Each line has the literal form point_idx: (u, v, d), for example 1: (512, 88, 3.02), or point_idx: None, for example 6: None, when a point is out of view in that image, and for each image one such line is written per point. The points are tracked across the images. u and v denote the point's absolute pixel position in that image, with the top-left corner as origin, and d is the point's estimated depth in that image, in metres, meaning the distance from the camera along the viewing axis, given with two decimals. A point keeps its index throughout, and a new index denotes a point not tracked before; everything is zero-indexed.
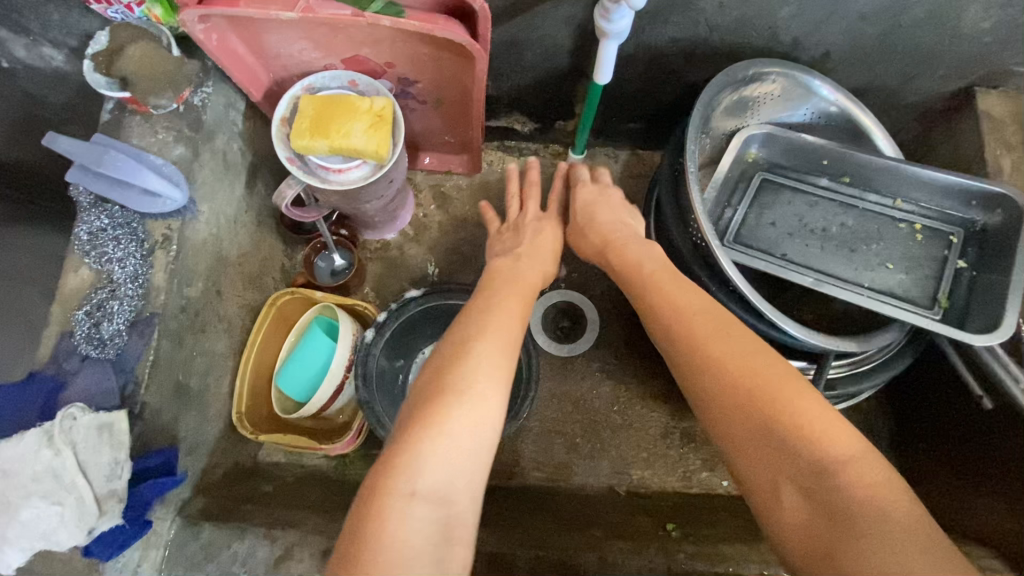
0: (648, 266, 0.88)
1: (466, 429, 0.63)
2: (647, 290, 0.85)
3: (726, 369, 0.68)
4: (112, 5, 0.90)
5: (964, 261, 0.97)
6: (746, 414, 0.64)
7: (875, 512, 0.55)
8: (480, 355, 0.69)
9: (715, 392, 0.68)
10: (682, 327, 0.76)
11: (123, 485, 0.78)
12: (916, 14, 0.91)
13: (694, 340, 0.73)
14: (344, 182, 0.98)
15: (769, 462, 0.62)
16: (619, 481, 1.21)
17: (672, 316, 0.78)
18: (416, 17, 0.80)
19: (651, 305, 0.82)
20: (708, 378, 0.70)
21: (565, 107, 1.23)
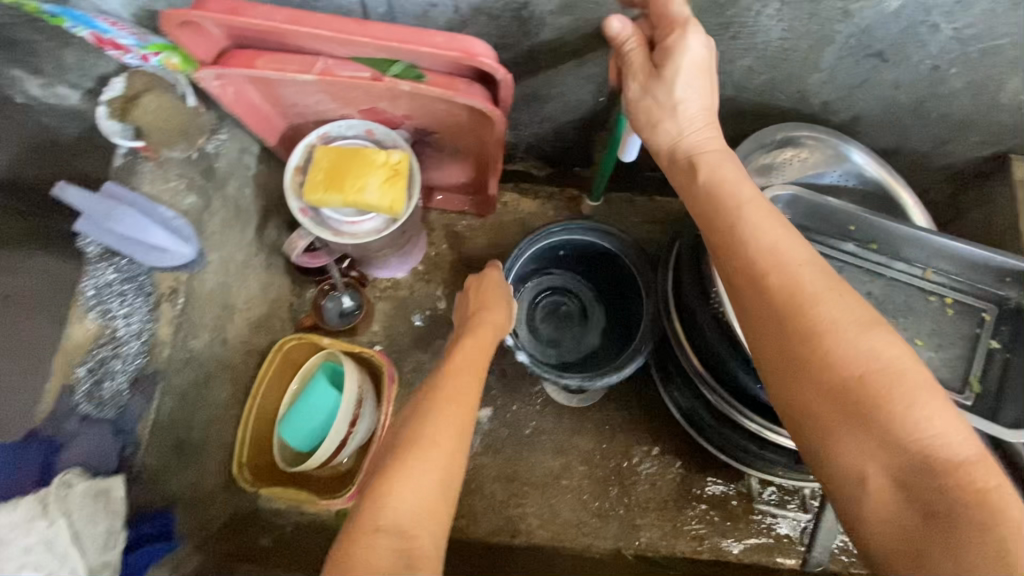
0: (740, 187, 0.67)
1: (433, 466, 0.61)
2: (730, 218, 0.65)
3: (825, 340, 0.56)
4: (128, 52, 0.87)
5: (997, 342, 0.93)
6: (841, 398, 0.55)
7: (986, 516, 0.49)
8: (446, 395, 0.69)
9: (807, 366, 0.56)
10: (782, 281, 0.59)
11: (116, 556, 0.76)
12: (953, 85, 0.88)
13: (794, 296, 0.58)
14: (355, 235, 0.96)
15: (858, 445, 0.54)
16: (626, 543, 1.18)
17: (769, 260, 0.61)
18: (437, 81, 0.79)
19: (735, 239, 0.63)
20: (800, 344, 0.57)
21: (584, 154, 1.20)
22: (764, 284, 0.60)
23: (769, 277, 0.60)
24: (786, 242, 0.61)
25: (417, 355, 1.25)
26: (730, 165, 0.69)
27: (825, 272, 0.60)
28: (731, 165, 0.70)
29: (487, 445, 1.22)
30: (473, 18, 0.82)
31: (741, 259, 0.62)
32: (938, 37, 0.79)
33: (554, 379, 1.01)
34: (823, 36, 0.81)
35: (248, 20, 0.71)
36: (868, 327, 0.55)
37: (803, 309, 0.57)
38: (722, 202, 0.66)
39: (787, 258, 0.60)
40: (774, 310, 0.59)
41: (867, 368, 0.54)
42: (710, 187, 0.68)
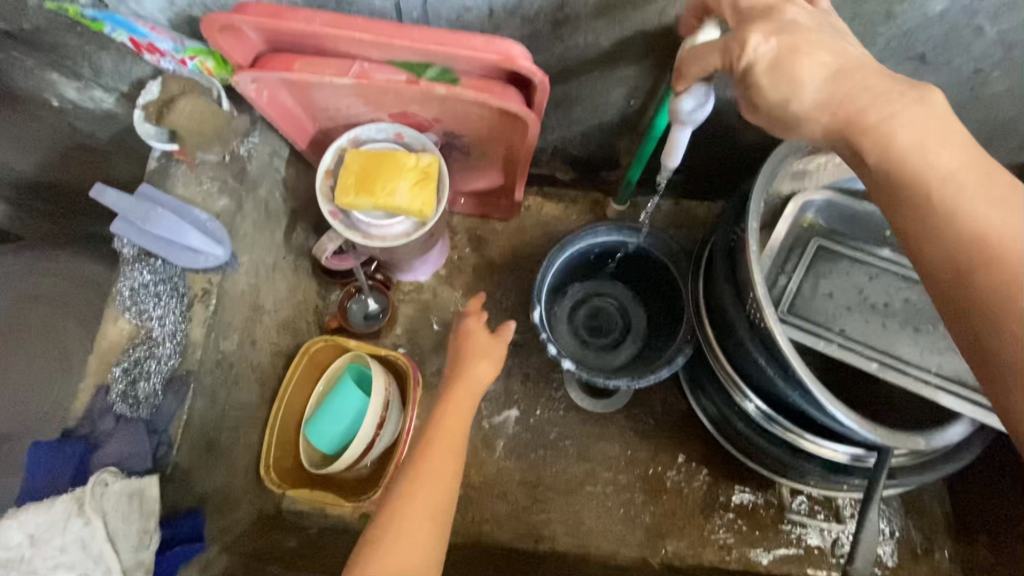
0: (928, 140, 0.52)
1: (410, 534, 0.69)
2: (919, 180, 0.52)
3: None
4: (165, 57, 0.88)
5: None
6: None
7: None
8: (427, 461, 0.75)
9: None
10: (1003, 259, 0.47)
11: (150, 555, 0.77)
12: (995, 89, 0.86)
13: (1007, 270, 0.47)
14: (385, 238, 0.97)
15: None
16: (652, 551, 1.16)
17: (984, 233, 0.48)
18: (472, 85, 0.79)
19: (925, 211, 0.51)
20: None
21: (611, 158, 1.19)
22: (966, 262, 0.49)
23: (971, 248, 0.49)
24: (1001, 216, 0.49)
25: (441, 359, 1.25)
26: (906, 112, 0.54)
27: None
28: (909, 111, 0.54)
29: (511, 450, 1.21)
30: (507, 22, 0.82)
31: (941, 239, 0.50)
32: (983, 40, 0.78)
33: (602, 383, 1.03)
34: (863, 39, 0.79)
35: (288, 24, 0.72)
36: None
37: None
38: (908, 163, 0.53)
39: (1006, 229, 0.48)
40: (993, 290, 0.47)
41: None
42: (882, 142, 0.54)
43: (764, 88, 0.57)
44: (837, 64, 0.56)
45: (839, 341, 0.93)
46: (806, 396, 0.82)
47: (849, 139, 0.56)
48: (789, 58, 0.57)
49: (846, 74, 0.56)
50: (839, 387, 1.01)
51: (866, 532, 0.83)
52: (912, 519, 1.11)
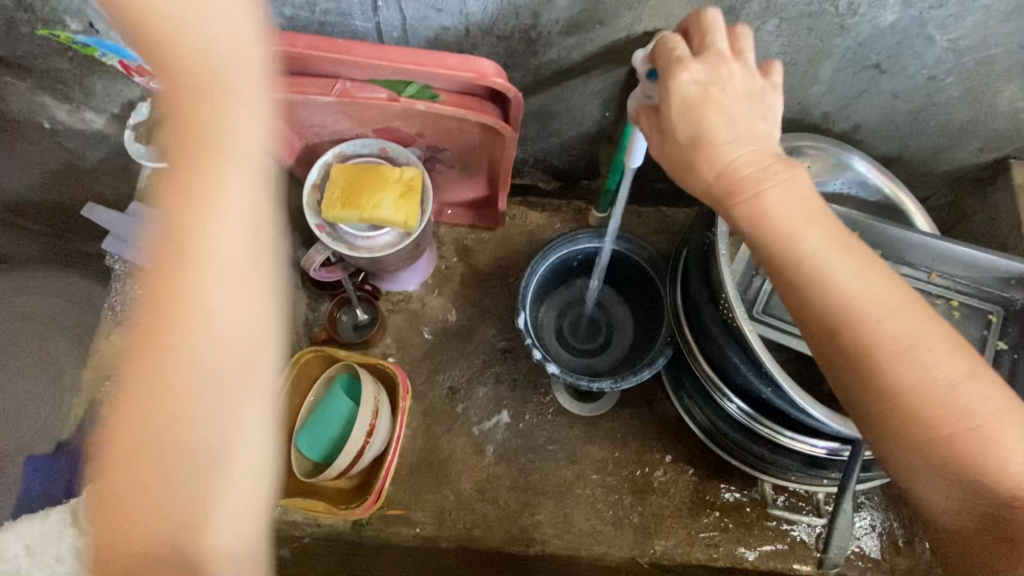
0: (788, 209, 0.58)
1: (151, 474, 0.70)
2: (783, 252, 0.57)
3: (917, 390, 0.53)
4: (152, 79, 0.91)
5: (1003, 342, 0.95)
6: (943, 449, 0.53)
7: None
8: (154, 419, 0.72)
9: (897, 417, 0.54)
10: (854, 325, 0.55)
11: None
12: (950, 93, 0.90)
13: (858, 341, 0.55)
14: (371, 248, 0.99)
15: (951, 489, 0.54)
16: (641, 551, 1.18)
17: (839, 303, 0.55)
18: (449, 101, 0.84)
19: (795, 284, 0.57)
20: (883, 396, 0.55)
21: (590, 168, 1.23)
22: (830, 327, 0.56)
23: (836, 320, 0.56)
24: (853, 282, 0.56)
25: (430, 367, 1.27)
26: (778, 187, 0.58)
27: (892, 304, 0.55)
28: (781, 182, 0.58)
29: (500, 454, 1.23)
30: (484, 40, 0.86)
31: (804, 307, 0.58)
32: (933, 48, 0.82)
33: (587, 385, 1.06)
34: (822, 50, 0.84)
35: (272, 46, 0.75)
36: (949, 375, 0.52)
37: (882, 354, 0.54)
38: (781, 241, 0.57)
39: (866, 306, 0.55)
40: (851, 356, 0.56)
41: (959, 401, 0.52)
42: (752, 212, 0.59)
43: (674, 127, 0.61)
44: (733, 132, 0.59)
45: None
46: (778, 392, 0.86)
47: (728, 212, 0.61)
48: (698, 102, 0.59)
49: (740, 139, 0.59)
50: (815, 386, 1.04)
51: (839, 522, 0.85)
52: (892, 511, 1.13)
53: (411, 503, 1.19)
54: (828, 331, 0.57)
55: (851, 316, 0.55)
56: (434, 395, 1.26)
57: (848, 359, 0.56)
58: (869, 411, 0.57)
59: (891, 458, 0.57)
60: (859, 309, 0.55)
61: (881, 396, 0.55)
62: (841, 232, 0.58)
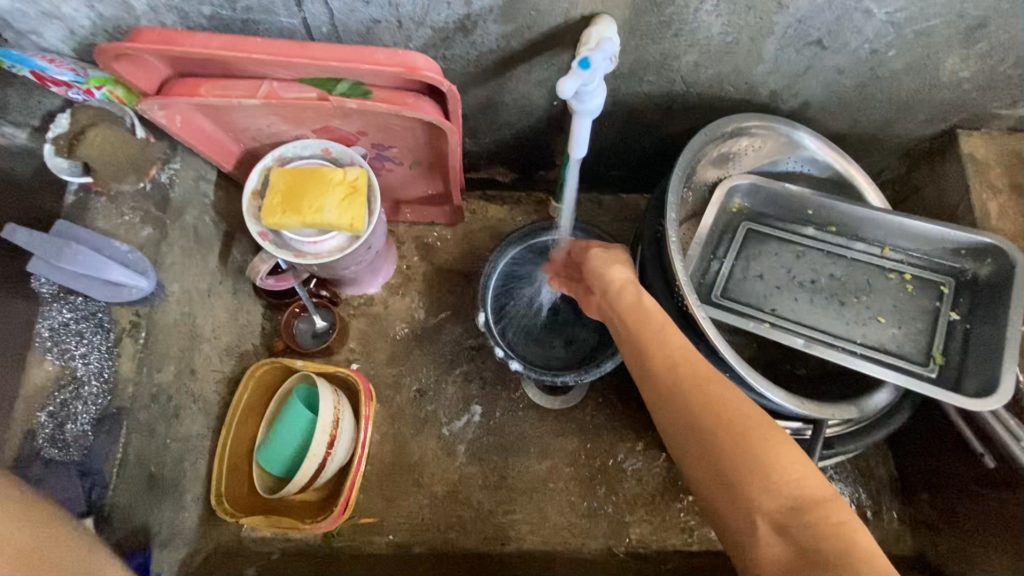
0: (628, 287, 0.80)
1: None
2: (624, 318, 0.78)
3: (716, 418, 0.66)
4: (71, 89, 0.86)
5: (956, 313, 0.96)
6: (732, 463, 0.63)
7: (836, 532, 0.57)
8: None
9: (702, 443, 0.66)
10: (665, 363, 0.72)
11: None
12: (893, 67, 0.90)
13: (673, 390, 0.70)
14: (318, 254, 0.95)
15: (749, 501, 0.61)
16: (617, 541, 1.18)
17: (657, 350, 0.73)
18: (383, 98, 0.80)
19: (636, 349, 0.76)
20: (694, 425, 0.67)
21: (546, 158, 1.20)
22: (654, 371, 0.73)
23: (661, 374, 0.72)
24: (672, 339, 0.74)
25: (395, 370, 1.24)
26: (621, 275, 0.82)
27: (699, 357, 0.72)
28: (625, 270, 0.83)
29: (471, 454, 1.21)
30: (418, 32, 0.82)
31: (638, 355, 0.75)
32: (873, 22, 0.81)
33: (551, 380, 1.05)
34: (763, 28, 0.82)
35: (187, 49, 0.72)
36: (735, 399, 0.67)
37: (692, 397, 0.68)
38: (628, 321, 0.77)
39: (678, 355, 0.73)
40: (676, 399, 0.69)
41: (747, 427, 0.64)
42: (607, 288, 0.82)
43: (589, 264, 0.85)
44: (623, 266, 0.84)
45: (770, 320, 0.97)
46: (736, 376, 0.86)
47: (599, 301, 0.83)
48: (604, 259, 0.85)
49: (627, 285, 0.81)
50: (779, 366, 1.04)
51: None
52: (860, 483, 1.14)
53: (382, 510, 1.17)
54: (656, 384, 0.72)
55: (666, 368, 0.72)
56: (401, 399, 1.23)
57: (674, 409, 0.70)
58: (685, 448, 0.69)
59: (710, 490, 0.66)
60: (676, 366, 0.71)
61: (689, 428, 0.68)
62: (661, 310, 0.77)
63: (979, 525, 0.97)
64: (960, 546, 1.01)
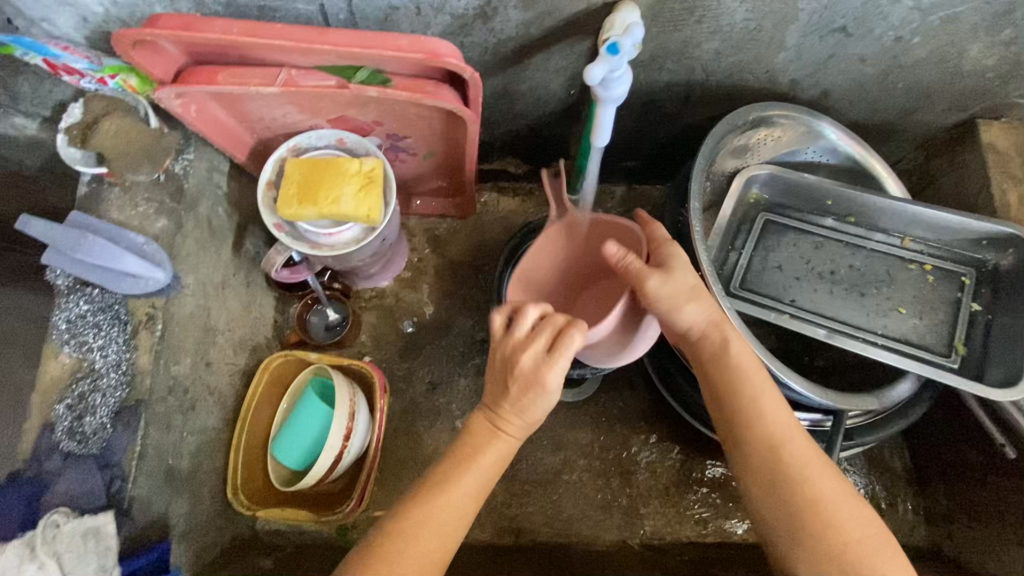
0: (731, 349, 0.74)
1: (442, 525, 0.69)
2: (730, 386, 0.73)
3: (819, 514, 0.66)
4: (84, 77, 0.85)
5: (978, 304, 0.95)
6: (827, 558, 0.64)
7: None
8: (456, 472, 0.72)
9: (798, 534, 0.66)
10: (774, 446, 0.69)
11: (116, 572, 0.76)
12: (916, 54, 0.89)
13: (788, 482, 0.67)
14: (335, 246, 0.94)
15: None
16: (631, 533, 1.17)
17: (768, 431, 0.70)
18: (403, 86, 0.79)
19: (731, 408, 0.72)
20: (794, 514, 0.66)
21: (560, 150, 1.19)
22: (760, 450, 0.70)
23: (760, 448, 0.70)
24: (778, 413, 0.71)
25: (408, 363, 1.23)
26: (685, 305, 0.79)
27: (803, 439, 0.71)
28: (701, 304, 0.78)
29: None
30: (437, 19, 0.81)
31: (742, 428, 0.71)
32: (899, 8, 0.80)
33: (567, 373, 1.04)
34: (787, 15, 0.81)
35: (202, 35, 0.71)
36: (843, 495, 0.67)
37: (795, 486, 0.67)
38: (723, 373, 0.74)
39: (787, 435, 0.70)
40: (774, 481, 0.68)
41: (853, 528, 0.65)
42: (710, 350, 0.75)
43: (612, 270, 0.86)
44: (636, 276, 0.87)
45: (790, 312, 0.96)
46: (758, 366, 0.86)
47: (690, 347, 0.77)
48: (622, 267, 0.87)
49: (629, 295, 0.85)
50: (796, 357, 1.04)
51: None
52: (874, 475, 1.13)
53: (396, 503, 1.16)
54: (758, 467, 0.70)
55: (771, 445, 0.69)
56: (413, 393, 1.22)
57: (776, 495, 0.68)
58: (774, 526, 0.68)
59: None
60: (787, 451, 0.69)
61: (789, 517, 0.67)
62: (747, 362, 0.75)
63: (997, 516, 0.97)
64: (978, 538, 1.00)
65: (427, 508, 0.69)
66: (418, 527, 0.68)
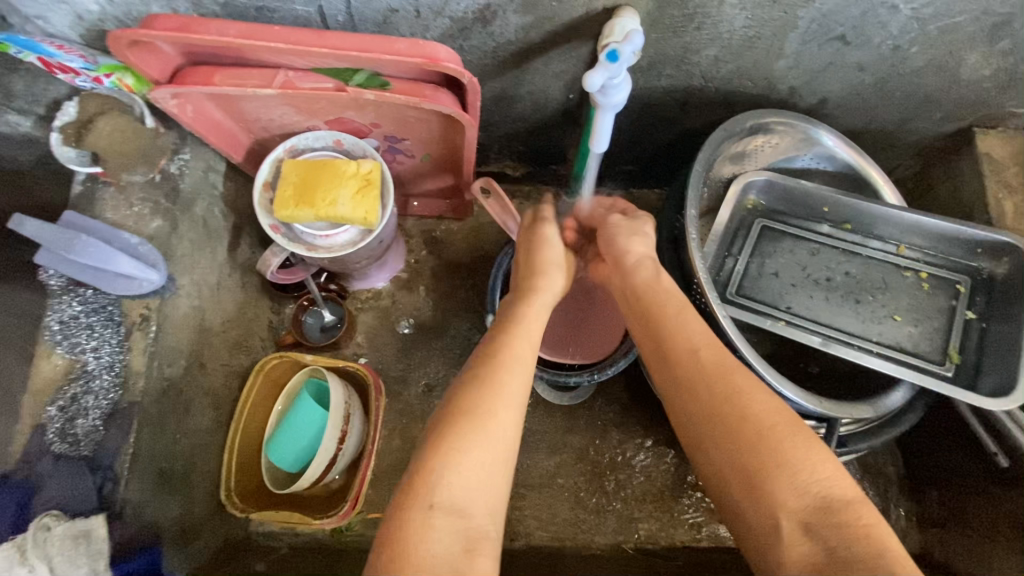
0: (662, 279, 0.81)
1: (521, 374, 0.71)
2: (651, 310, 0.77)
3: (738, 410, 0.64)
4: (79, 76, 0.84)
5: (972, 312, 0.96)
6: (751, 456, 0.62)
7: (868, 540, 0.55)
8: (516, 336, 0.75)
9: (721, 435, 0.64)
10: (687, 355, 0.71)
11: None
12: (914, 64, 0.89)
13: (701, 386, 0.68)
14: (331, 248, 0.94)
15: (773, 499, 0.59)
16: (625, 537, 1.17)
17: (683, 342, 0.72)
18: (401, 89, 0.79)
19: (656, 333, 0.75)
20: (718, 418, 0.65)
21: (558, 153, 1.19)
22: (676, 365, 0.71)
23: (682, 362, 0.71)
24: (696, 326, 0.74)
25: (404, 366, 1.22)
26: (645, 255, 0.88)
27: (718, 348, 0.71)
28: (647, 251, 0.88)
29: None
30: (436, 22, 0.81)
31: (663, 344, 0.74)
32: (897, 17, 0.80)
33: (563, 379, 1.04)
34: (787, 22, 0.81)
35: (199, 36, 0.70)
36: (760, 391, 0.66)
37: (717, 396, 0.66)
38: (646, 308, 0.78)
39: (704, 345, 0.72)
40: (699, 395, 0.68)
41: (766, 420, 0.63)
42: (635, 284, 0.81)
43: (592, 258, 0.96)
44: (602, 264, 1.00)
45: (786, 318, 0.96)
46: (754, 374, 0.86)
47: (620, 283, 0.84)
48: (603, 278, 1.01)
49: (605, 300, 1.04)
50: (792, 363, 1.05)
51: None
52: (868, 481, 1.14)
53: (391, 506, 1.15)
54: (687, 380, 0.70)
55: (688, 361, 0.71)
56: (409, 395, 1.21)
57: (693, 402, 0.68)
58: (704, 436, 0.66)
59: (728, 489, 0.63)
60: (699, 357, 0.70)
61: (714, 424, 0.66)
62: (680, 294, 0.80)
63: (991, 524, 0.97)
64: (972, 546, 1.00)
65: (507, 357, 0.72)
66: (500, 369, 0.70)
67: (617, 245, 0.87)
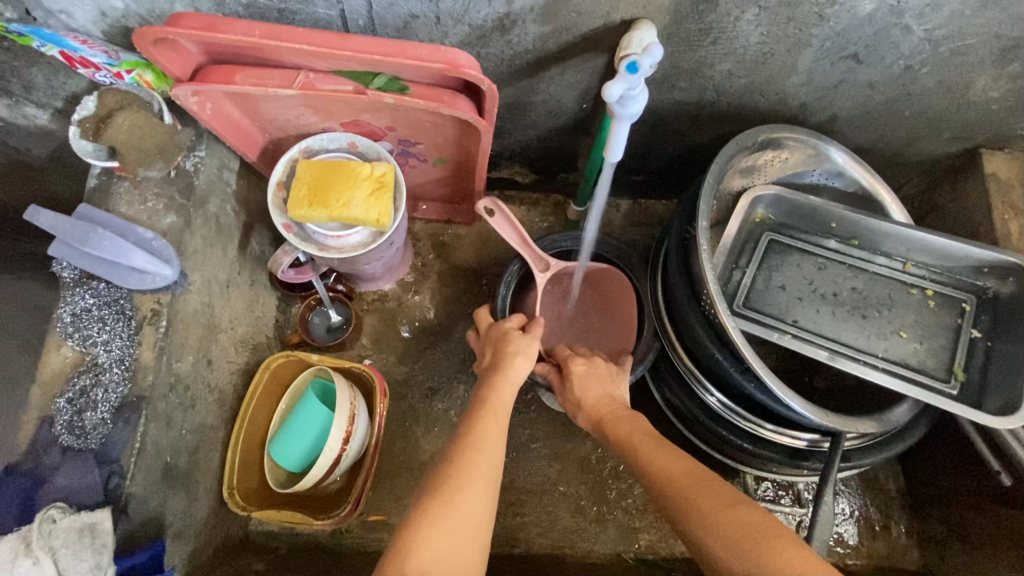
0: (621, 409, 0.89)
1: (491, 456, 0.73)
2: (624, 441, 0.83)
3: (714, 512, 0.65)
4: (100, 71, 0.85)
5: (977, 330, 0.96)
6: (727, 553, 0.62)
7: None
8: (488, 420, 0.78)
9: (709, 535, 0.64)
10: (659, 473, 0.75)
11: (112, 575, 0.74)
12: (925, 84, 0.90)
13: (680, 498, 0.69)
14: (342, 248, 0.94)
15: None
16: (626, 546, 1.17)
17: (655, 461, 0.76)
18: (421, 94, 0.79)
19: (633, 455, 0.80)
20: (702, 519, 0.66)
21: (568, 162, 1.19)
22: (658, 482, 0.74)
23: (657, 477, 0.74)
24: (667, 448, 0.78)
25: (408, 367, 1.23)
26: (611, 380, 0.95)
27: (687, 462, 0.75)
28: (608, 381, 0.95)
29: None
30: (455, 29, 0.82)
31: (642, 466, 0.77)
32: (910, 38, 0.81)
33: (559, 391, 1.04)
34: (801, 40, 0.83)
35: (225, 36, 0.71)
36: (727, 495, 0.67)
37: (689, 501, 0.68)
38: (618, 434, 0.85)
39: (674, 459, 0.76)
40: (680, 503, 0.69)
41: (736, 514, 0.64)
42: (606, 410, 0.90)
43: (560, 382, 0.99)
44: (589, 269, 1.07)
45: (793, 331, 0.97)
46: (761, 386, 0.86)
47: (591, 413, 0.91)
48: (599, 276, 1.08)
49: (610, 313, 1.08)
50: (796, 377, 1.06)
51: (822, 513, 0.83)
52: (869, 497, 1.14)
53: (392, 509, 1.14)
54: (665, 494, 0.73)
55: (660, 476, 0.74)
56: (412, 396, 1.21)
57: (681, 510, 0.69)
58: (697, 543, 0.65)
59: None
60: (670, 473, 0.73)
61: (700, 525, 0.65)
62: (635, 417, 0.87)
63: (989, 542, 0.98)
64: (973, 564, 1.00)
65: (481, 438, 0.75)
66: (472, 449, 0.73)
67: (584, 382, 0.94)
